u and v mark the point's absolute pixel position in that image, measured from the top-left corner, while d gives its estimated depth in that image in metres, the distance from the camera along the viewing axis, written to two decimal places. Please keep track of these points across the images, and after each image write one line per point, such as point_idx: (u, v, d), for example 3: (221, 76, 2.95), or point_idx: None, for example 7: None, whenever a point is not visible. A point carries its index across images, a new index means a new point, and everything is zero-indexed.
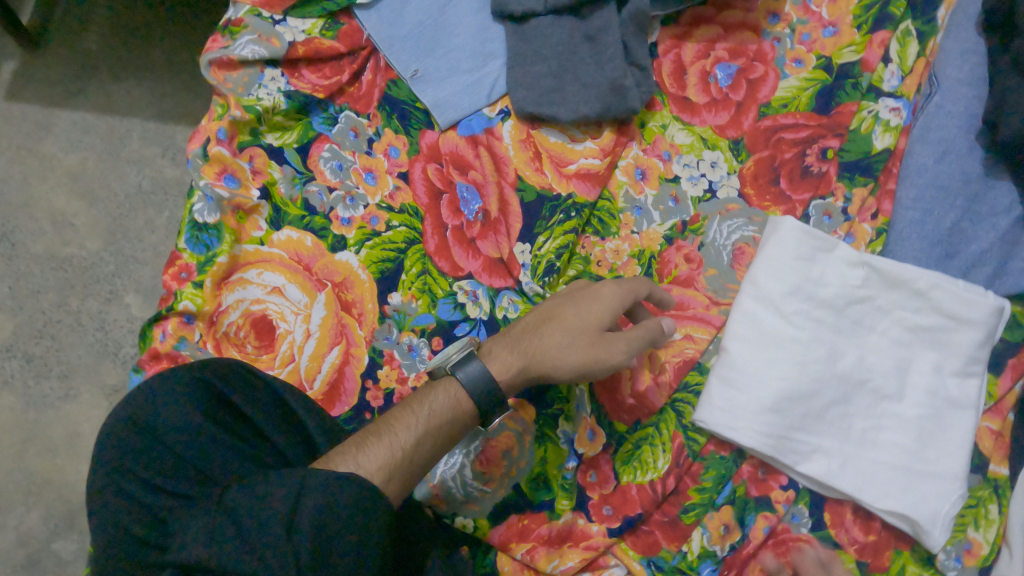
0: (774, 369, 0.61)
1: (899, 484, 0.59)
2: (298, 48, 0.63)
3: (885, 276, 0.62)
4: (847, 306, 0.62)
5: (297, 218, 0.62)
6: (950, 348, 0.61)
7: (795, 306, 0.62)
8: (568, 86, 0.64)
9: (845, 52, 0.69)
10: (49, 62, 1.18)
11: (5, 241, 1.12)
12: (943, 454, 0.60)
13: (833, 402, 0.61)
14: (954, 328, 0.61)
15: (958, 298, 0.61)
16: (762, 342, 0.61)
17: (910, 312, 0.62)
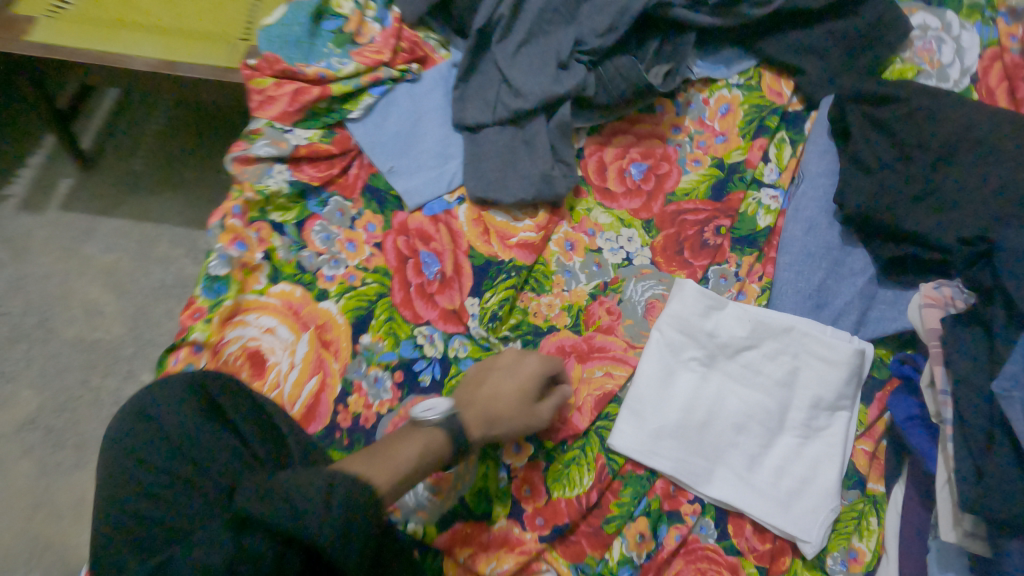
0: (674, 402, 0.75)
1: (782, 500, 0.71)
2: (301, 149, 0.81)
3: (768, 327, 0.76)
4: (739, 351, 0.76)
5: (291, 275, 0.77)
6: (825, 384, 0.73)
7: (693, 350, 0.77)
8: (509, 177, 0.82)
9: (733, 154, 0.87)
10: (98, 179, 1.40)
11: (42, 326, 1.28)
12: (819, 472, 0.72)
13: (725, 431, 0.73)
14: (827, 368, 0.74)
15: (827, 342, 0.74)
16: (666, 379, 0.76)
17: (790, 355, 0.75)
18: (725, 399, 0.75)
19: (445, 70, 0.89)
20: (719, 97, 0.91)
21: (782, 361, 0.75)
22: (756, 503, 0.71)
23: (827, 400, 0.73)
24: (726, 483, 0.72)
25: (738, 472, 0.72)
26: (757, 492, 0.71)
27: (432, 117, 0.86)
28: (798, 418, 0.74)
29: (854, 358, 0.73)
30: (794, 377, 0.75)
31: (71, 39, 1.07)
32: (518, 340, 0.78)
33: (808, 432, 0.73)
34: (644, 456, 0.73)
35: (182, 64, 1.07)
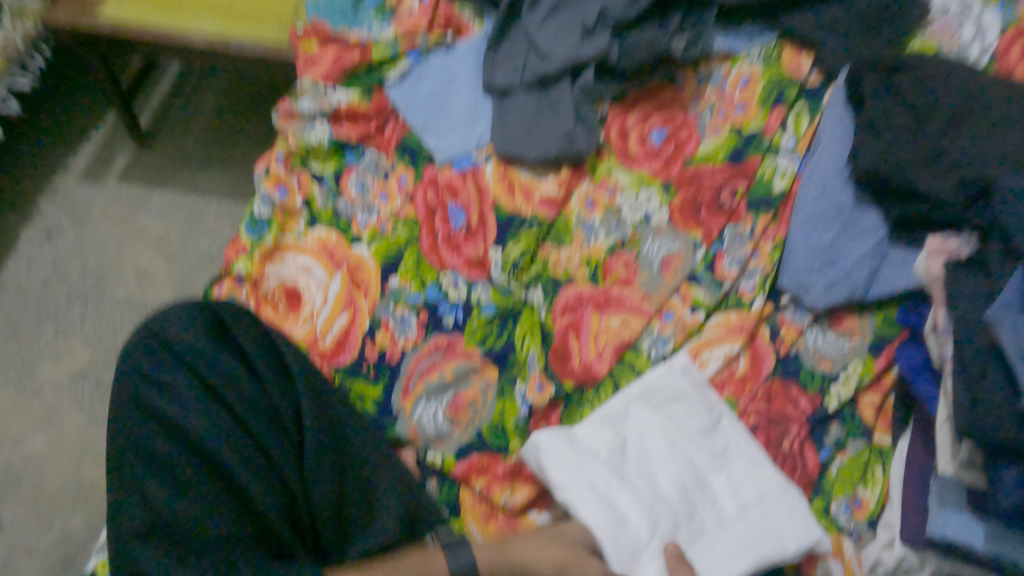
0: (621, 499, 0.66)
1: (776, 520, 0.65)
2: (341, 108, 0.87)
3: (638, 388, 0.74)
4: (601, 438, 0.71)
5: (327, 220, 0.83)
6: (698, 414, 0.72)
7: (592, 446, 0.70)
8: (534, 137, 0.86)
9: (752, 123, 0.91)
10: (154, 155, 1.50)
11: (97, 288, 1.36)
12: (765, 485, 0.68)
13: (684, 495, 0.68)
14: (679, 404, 0.73)
15: (655, 384, 0.74)
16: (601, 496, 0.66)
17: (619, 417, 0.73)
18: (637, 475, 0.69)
19: (478, 40, 0.94)
20: (740, 70, 0.95)
21: (679, 408, 0.73)
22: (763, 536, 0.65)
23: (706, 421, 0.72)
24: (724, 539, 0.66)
25: (723, 521, 0.67)
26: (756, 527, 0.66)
27: (464, 82, 0.92)
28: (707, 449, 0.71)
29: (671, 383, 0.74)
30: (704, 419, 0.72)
31: (133, 15, 1.15)
32: (538, 288, 0.82)
33: (719, 464, 0.71)
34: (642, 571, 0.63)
35: (235, 40, 1.14)
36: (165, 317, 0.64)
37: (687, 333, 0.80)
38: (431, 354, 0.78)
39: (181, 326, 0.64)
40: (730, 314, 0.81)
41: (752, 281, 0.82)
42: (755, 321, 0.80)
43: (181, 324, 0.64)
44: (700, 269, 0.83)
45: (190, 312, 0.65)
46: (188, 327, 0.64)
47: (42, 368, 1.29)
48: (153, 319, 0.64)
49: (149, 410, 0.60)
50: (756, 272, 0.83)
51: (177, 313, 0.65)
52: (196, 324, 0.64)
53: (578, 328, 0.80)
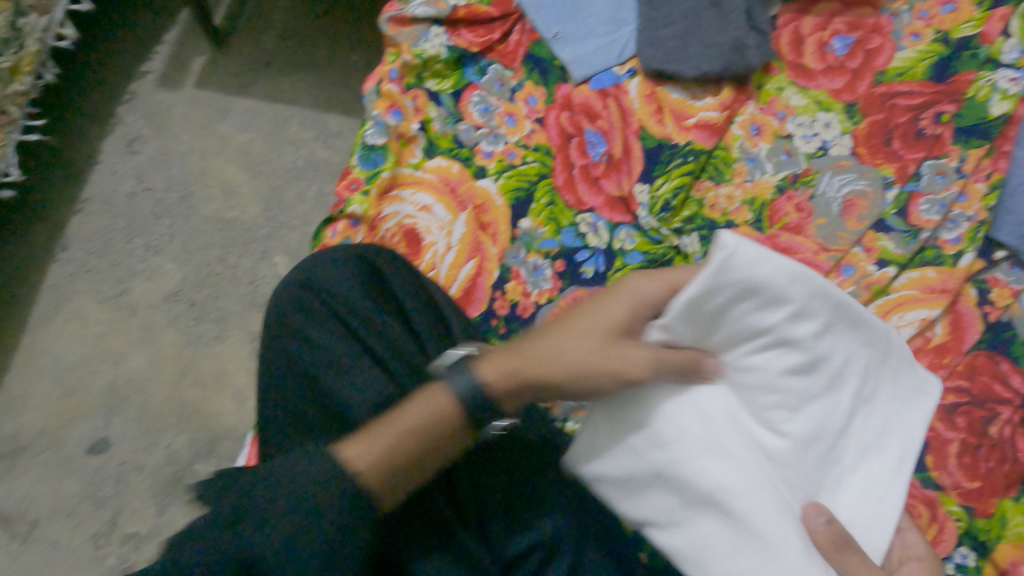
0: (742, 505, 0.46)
1: (890, 411, 0.50)
2: (460, 10, 0.73)
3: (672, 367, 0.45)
4: (677, 425, 0.47)
5: (447, 150, 0.71)
6: (782, 356, 0.44)
7: (666, 442, 0.47)
8: (692, 47, 0.71)
9: (964, 27, 0.72)
10: (231, 57, 1.39)
11: (183, 203, 1.30)
12: (876, 407, 0.50)
13: (814, 451, 0.47)
14: (754, 341, 0.44)
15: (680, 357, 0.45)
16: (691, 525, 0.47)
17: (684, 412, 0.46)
18: (744, 469, 0.46)
19: None
20: None
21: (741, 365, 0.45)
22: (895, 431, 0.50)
23: (786, 361, 0.44)
24: (870, 459, 0.49)
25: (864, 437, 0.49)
26: (893, 425, 0.50)
27: None
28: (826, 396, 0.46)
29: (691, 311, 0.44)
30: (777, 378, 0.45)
31: None
32: (693, 234, 0.70)
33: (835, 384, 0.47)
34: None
35: None
36: (322, 262, 0.57)
37: (873, 292, 0.67)
38: None
39: (339, 278, 0.56)
40: (928, 271, 0.67)
41: (957, 231, 0.68)
42: (961, 282, 0.67)
43: (336, 274, 0.56)
44: (891, 215, 0.69)
45: (344, 262, 0.57)
46: (337, 280, 0.56)
47: (136, 287, 1.25)
48: (303, 268, 0.57)
49: (304, 372, 0.53)
50: (963, 219, 0.68)
51: (334, 257, 0.57)
52: (354, 277, 0.56)
53: None
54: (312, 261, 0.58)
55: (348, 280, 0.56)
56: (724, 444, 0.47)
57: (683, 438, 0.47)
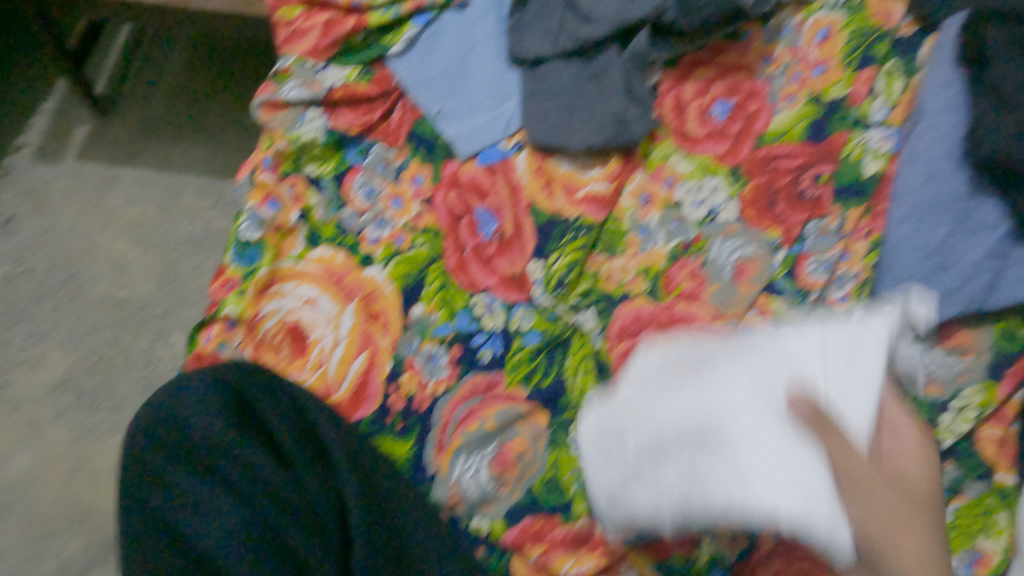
0: (716, 449, 0.53)
1: (840, 356, 0.55)
2: (336, 91, 0.71)
3: (639, 397, 0.57)
4: (636, 455, 0.55)
5: (331, 237, 0.68)
6: (717, 339, 0.59)
7: (632, 442, 0.56)
8: (577, 119, 0.71)
9: (834, 88, 0.75)
10: (116, 125, 1.31)
11: (68, 284, 1.21)
12: (807, 338, 0.57)
13: (752, 371, 0.55)
14: (682, 351, 0.59)
15: (634, 383, 0.59)
16: (674, 488, 0.53)
17: (652, 381, 0.58)
18: (688, 430, 0.54)
19: None
20: (816, 21, 0.79)
21: (684, 371, 0.57)
22: (854, 367, 0.54)
23: (728, 350, 0.58)
24: (812, 362, 0.55)
25: (816, 367, 0.55)
26: (851, 356, 0.55)
27: (485, 47, 0.74)
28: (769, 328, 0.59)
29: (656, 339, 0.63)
30: (694, 371, 0.57)
31: None
32: (590, 310, 0.69)
33: (767, 334, 0.58)
34: (841, 536, 0.47)
35: None
36: (185, 390, 0.57)
37: None
38: (468, 400, 0.65)
39: (200, 407, 0.56)
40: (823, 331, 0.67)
41: (844, 289, 0.68)
42: None
43: (199, 401, 0.57)
44: (781, 277, 0.70)
45: (212, 388, 0.57)
46: (200, 410, 0.56)
47: (18, 379, 1.16)
48: (163, 400, 0.57)
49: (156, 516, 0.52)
50: (849, 278, 0.69)
51: (200, 383, 0.58)
52: (218, 405, 0.57)
53: None
54: (174, 391, 0.58)
55: (216, 408, 0.56)
56: (679, 434, 0.54)
57: (662, 421, 0.55)
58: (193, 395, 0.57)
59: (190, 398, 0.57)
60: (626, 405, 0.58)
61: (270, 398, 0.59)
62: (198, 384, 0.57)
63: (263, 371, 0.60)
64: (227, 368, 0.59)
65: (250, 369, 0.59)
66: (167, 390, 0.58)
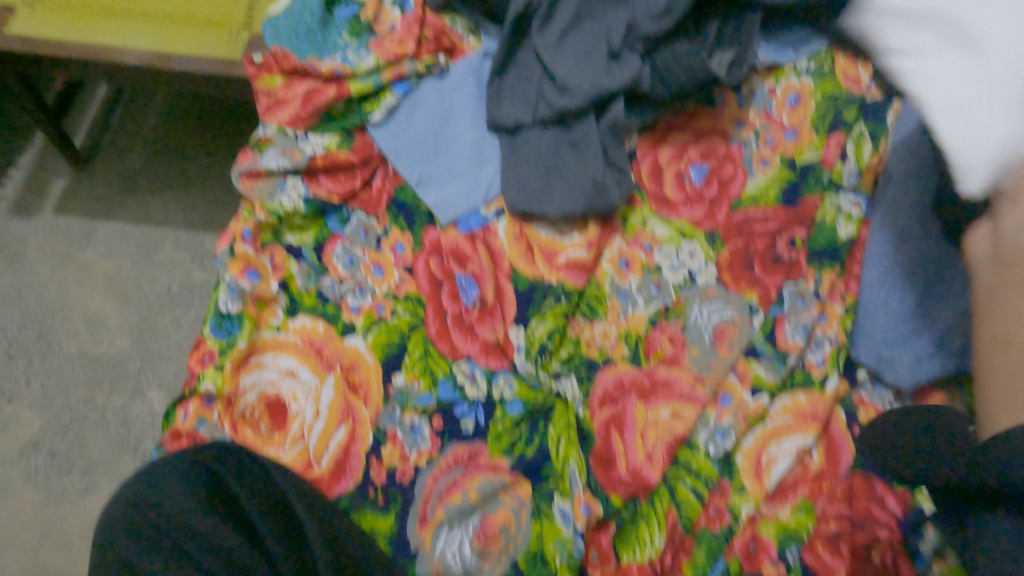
0: (966, 67, 0.63)
1: None
2: (317, 160, 0.71)
3: (964, 35, 0.65)
4: (909, 45, 0.69)
5: (311, 307, 0.68)
6: (1007, 45, 0.62)
7: (933, 93, 0.65)
8: (555, 187, 0.72)
9: (806, 151, 0.78)
10: (95, 178, 1.31)
11: (41, 340, 1.19)
12: None
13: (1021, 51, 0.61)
14: (987, 46, 0.63)
15: (943, 40, 0.66)
16: (947, 89, 0.64)
17: (936, 52, 0.67)
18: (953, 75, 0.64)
19: (476, 61, 0.78)
20: (787, 85, 0.81)
21: (958, 61, 0.64)
22: None
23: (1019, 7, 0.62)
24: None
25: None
26: None
27: (464, 114, 0.76)
28: (938, 105, 0.64)
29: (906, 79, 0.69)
30: (984, 43, 0.63)
31: (50, 30, 0.97)
32: (571, 377, 0.70)
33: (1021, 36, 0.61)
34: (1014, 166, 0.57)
35: (177, 56, 0.96)
36: (155, 475, 0.55)
37: (750, 421, 0.68)
38: (450, 471, 0.64)
39: (174, 487, 0.54)
40: (799, 396, 0.68)
41: (821, 353, 0.70)
42: (830, 406, 0.68)
43: (171, 483, 0.54)
44: (760, 340, 0.71)
45: (186, 471, 0.56)
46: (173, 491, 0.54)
47: None
48: (134, 485, 0.54)
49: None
50: (825, 341, 0.71)
51: (170, 468, 0.56)
52: (191, 486, 0.54)
53: (621, 423, 0.67)
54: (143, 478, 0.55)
55: (185, 486, 0.54)
56: (961, 77, 0.63)
57: (943, 83, 0.65)
58: (163, 477, 0.55)
59: (160, 479, 0.55)
60: (966, 40, 0.64)
61: (242, 481, 0.57)
62: (171, 467, 0.56)
63: (234, 450, 0.60)
64: (198, 453, 0.58)
65: (221, 450, 0.59)
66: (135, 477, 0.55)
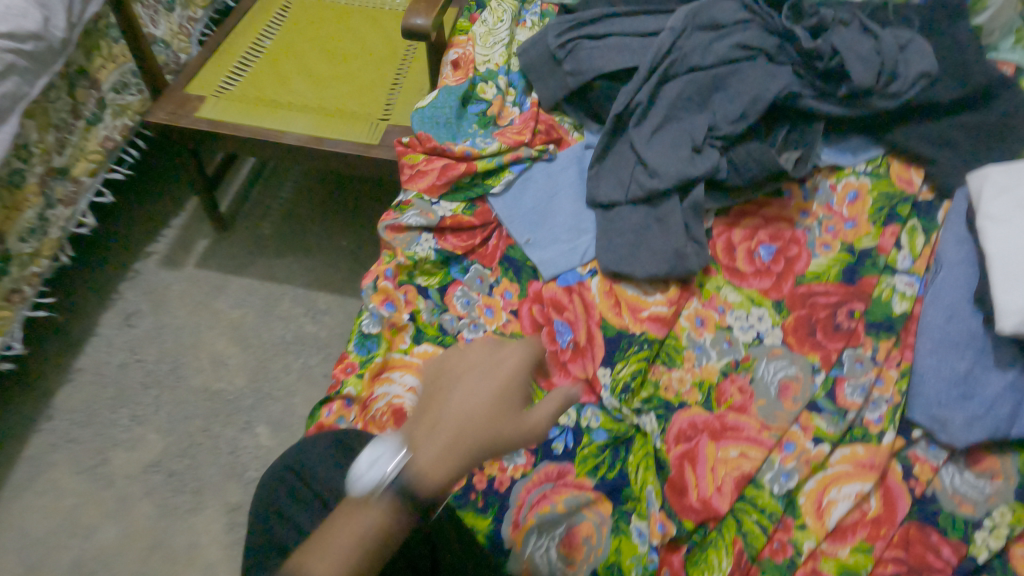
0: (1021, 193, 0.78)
1: None
2: (446, 220, 0.87)
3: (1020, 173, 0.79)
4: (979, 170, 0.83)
5: (433, 336, 0.81)
6: None
7: (991, 204, 0.79)
8: (642, 253, 0.85)
9: (864, 239, 0.89)
10: (232, 240, 1.52)
11: (172, 374, 1.36)
12: None
13: None
14: None
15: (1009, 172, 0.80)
16: (999, 208, 0.78)
17: (1006, 174, 0.80)
18: (1014, 200, 0.78)
19: (579, 151, 0.95)
20: (846, 183, 0.93)
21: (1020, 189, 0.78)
22: None
23: None
24: None
25: None
26: None
27: (566, 193, 0.92)
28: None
29: (983, 186, 0.81)
30: None
31: (231, 116, 1.21)
32: (650, 414, 0.79)
33: None
34: None
35: (328, 139, 1.18)
36: (306, 450, 0.65)
37: (811, 467, 0.75)
38: (541, 484, 0.74)
39: (321, 456, 0.64)
40: (857, 447, 0.76)
41: (878, 411, 0.78)
42: (886, 457, 0.75)
43: (320, 451, 0.65)
44: (821, 396, 0.79)
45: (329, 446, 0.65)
46: (324, 463, 0.64)
47: (116, 457, 1.28)
48: (292, 458, 0.65)
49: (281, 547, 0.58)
50: (882, 401, 0.78)
51: (318, 447, 0.66)
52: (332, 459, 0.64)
53: (694, 458, 0.76)
54: (302, 450, 0.66)
55: (329, 459, 0.64)
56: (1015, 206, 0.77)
57: (1001, 201, 0.78)
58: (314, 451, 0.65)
59: (311, 451, 0.65)
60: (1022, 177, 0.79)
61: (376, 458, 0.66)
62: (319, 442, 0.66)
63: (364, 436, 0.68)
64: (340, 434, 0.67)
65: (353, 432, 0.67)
66: (294, 448, 0.66)
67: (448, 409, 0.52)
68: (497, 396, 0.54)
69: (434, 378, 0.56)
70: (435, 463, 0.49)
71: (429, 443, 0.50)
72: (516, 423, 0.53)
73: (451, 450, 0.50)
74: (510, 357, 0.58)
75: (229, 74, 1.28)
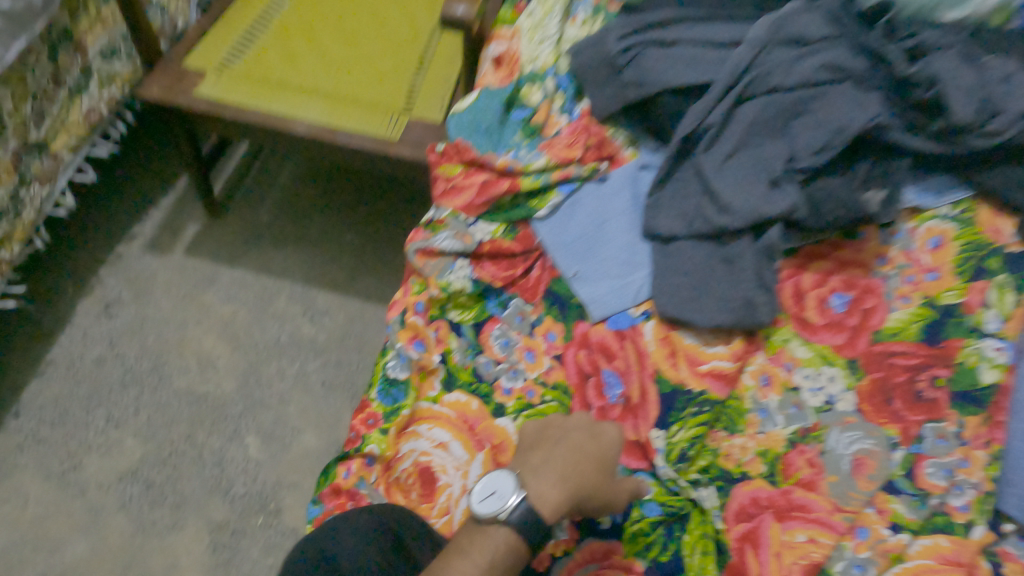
0: None
1: None
2: (485, 245, 0.77)
3: None
4: None
5: (466, 383, 0.71)
6: None
7: None
8: (706, 299, 0.75)
9: (947, 294, 0.78)
10: (226, 227, 1.40)
11: (154, 373, 1.25)
12: None
13: None
14: None
15: None
16: None
17: None
18: None
19: (633, 170, 0.83)
20: (928, 227, 0.82)
21: None
22: None
23: None
24: None
25: None
26: None
27: (620, 220, 0.80)
28: None
29: None
30: None
31: (234, 96, 1.08)
32: (710, 486, 0.71)
33: None
34: None
35: (342, 131, 1.05)
36: (336, 527, 0.57)
37: (889, 559, 0.67)
38: (584, 565, 0.66)
39: (354, 538, 0.56)
40: (941, 539, 0.67)
41: (964, 498, 0.69)
42: (974, 553, 0.67)
43: (353, 544, 0.56)
44: (899, 475, 0.71)
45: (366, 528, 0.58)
46: (358, 545, 0.56)
47: (89, 463, 1.16)
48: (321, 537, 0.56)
49: None
50: (969, 486, 0.69)
51: (352, 526, 0.58)
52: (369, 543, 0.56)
53: (757, 542, 0.67)
54: (330, 530, 0.57)
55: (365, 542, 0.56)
56: None
57: None
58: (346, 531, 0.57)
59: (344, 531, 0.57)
60: None
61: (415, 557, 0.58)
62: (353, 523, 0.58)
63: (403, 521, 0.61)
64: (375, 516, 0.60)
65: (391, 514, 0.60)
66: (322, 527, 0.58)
67: (559, 454, 0.62)
68: (583, 470, 0.62)
69: (538, 434, 0.65)
70: (549, 493, 0.58)
71: (543, 476, 0.59)
72: (608, 483, 0.63)
73: (563, 485, 0.59)
74: (609, 427, 0.67)
75: (233, 47, 1.15)
